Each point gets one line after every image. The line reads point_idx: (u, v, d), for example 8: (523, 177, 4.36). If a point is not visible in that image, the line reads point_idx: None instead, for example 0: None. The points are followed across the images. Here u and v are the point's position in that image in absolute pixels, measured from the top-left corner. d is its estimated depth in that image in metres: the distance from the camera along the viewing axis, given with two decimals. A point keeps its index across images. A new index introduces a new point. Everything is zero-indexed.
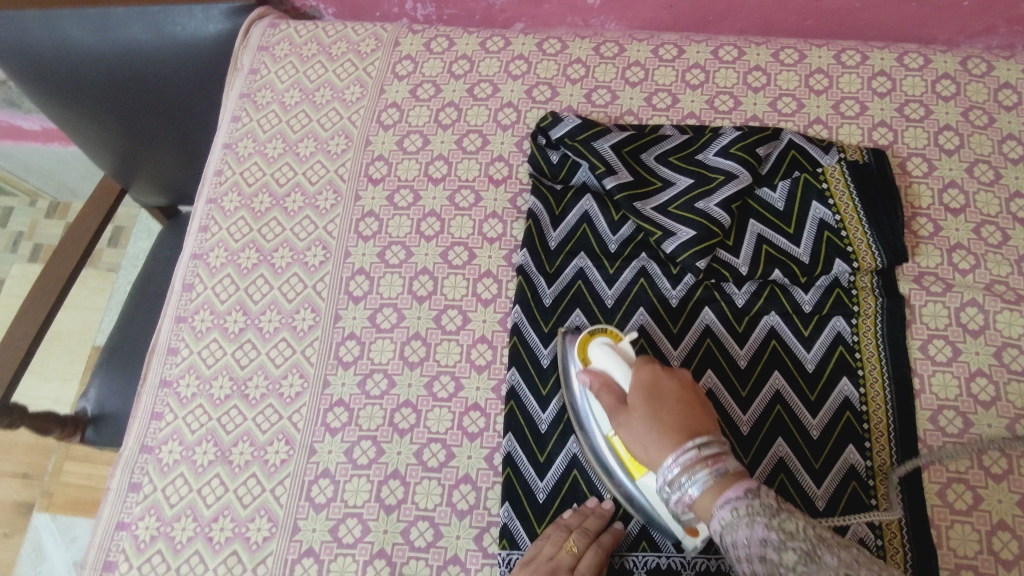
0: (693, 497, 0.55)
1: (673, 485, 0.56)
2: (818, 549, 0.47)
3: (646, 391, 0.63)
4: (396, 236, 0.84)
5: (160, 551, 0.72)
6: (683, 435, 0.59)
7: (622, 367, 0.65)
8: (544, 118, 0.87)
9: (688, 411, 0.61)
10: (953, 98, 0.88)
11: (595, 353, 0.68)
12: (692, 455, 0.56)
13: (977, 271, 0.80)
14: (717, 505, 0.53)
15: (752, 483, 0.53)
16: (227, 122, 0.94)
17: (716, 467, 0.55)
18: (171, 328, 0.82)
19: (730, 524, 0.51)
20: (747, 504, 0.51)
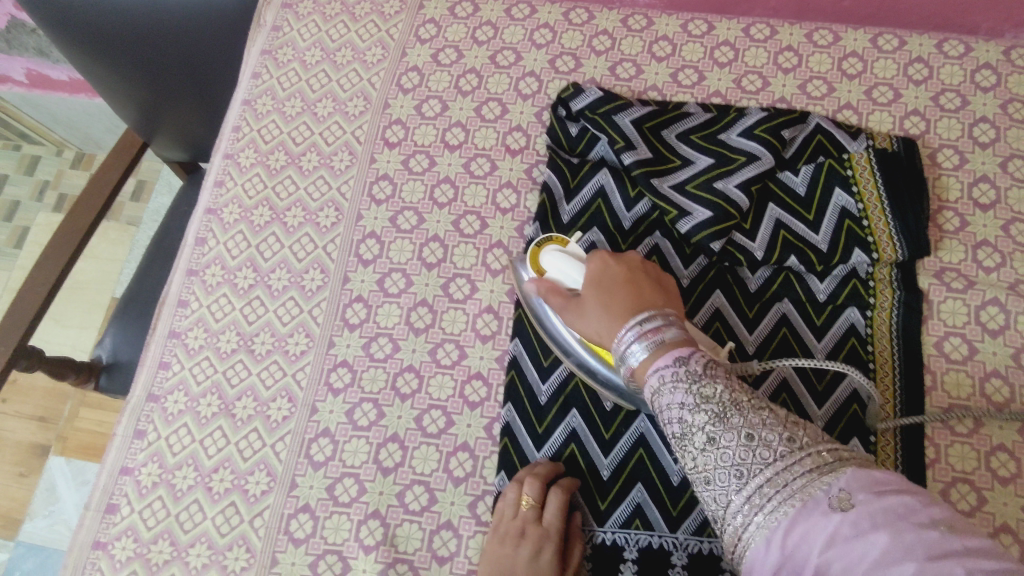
0: (636, 367, 0.57)
1: (622, 357, 0.58)
2: (730, 412, 0.49)
3: (598, 283, 0.64)
4: (409, 202, 0.84)
5: (160, 498, 0.74)
6: (628, 314, 0.59)
7: (576, 269, 0.67)
8: (566, 89, 0.86)
9: (636, 291, 0.61)
10: (993, 89, 0.84)
11: (548, 261, 0.69)
12: (635, 332, 0.57)
13: (1001, 269, 0.77)
14: (652, 368, 0.55)
15: (684, 352, 0.54)
16: (247, 78, 0.93)
17: (655, 340, 0.56)
18: (183, 280, 0.83)
19: (655, 387, 0.54)
20: (674, 371, 0.53)
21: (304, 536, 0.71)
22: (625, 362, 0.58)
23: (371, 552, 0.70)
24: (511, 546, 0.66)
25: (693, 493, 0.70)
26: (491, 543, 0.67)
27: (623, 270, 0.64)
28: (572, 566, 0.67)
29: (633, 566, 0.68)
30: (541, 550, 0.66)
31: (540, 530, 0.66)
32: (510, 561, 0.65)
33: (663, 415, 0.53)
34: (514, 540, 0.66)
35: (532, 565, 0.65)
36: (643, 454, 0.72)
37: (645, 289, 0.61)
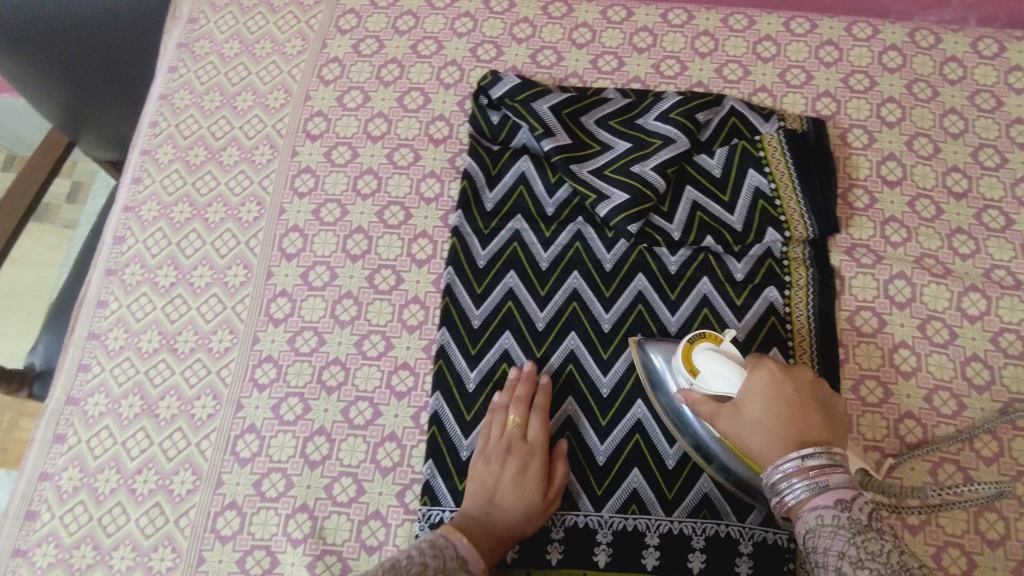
0: (791, 504, 0.54)
1: (777, 491, 0.55)
2: (900, 572, 0.46)
3: (766, 398, 0.59)
4: (332, 194, 0.84)
5: (82, 502, 0.72)
6: (790, 445, 0.56)
7: (731, 376, 0.61)
8: (485, 77, 0.85)
9: (804, 417, 0.57)
10: (899, 70, 0.87)
11: (702, 363, 0.63)
12: (795, 465, 0.54)
13: (908, 244, 0.80)
14: (809, 509, 0.53)
15: (845, 496, 0.52)
16: (164, 72, 0.91)
17: (819, 481, 0.53)
18: (101, 281, 0.81)
19: (814, 528, 0.52)
20: (835, 518, 0.51)
21: (231, 533, 0.71)
22: (783, 496, 0.55)
23: (299, 544, 0.70)
24: (497, 466, 0.69)
25: (618, 471, 0.72)
26: (476, 465, 0.70)
27: (788, 387, 0.59)
28: (557, 483, 0.69)
29: (560, 547, 0.70)
30: (527, 468, 0.69)
31: (525, 447, 0.70)
32: (496, 478, 0.68)
33: (819, 561, 0.51)
34: (500, 459, 0.69)
35: (517, 481, 0.68)
36: (571, 437, 0.73)
37: (812, 415, 0.58)
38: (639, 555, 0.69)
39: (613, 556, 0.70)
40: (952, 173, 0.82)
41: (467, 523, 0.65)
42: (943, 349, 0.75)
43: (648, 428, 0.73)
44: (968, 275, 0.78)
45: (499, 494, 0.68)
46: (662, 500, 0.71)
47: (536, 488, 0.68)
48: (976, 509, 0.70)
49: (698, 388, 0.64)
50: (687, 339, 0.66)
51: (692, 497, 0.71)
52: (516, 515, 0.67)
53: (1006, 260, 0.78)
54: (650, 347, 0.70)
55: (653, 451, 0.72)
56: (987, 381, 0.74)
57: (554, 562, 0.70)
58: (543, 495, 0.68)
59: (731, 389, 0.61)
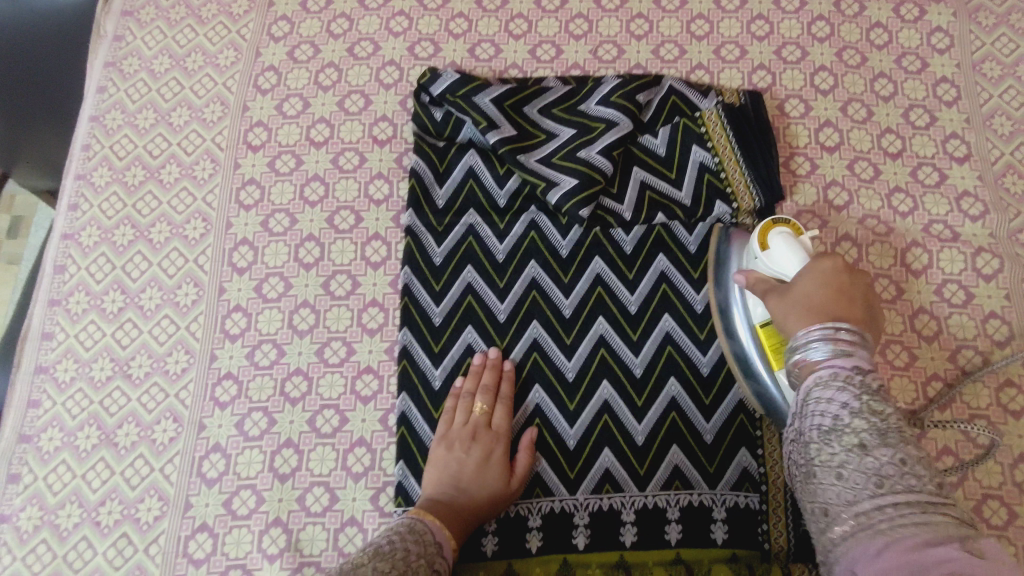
0: (810, 361, 0.52)
1: (796, 350, 0.54)
2: (892, 433, 0.46)
3: (823, 282, 0.58)
4: (280, 203, 0.82)
5: (44, 541, 0.70)
6: (821, 317, 0.55)
7: (794, 264, 0.62)
8: (424, 74, 0.84)
9: (849, 306, 0.56)
10: (827, 39, 0.90)
11: (773, 241, 0.64)
12: (826, 332, 0.52)
13: (850, 207, 0.82)
14: (823, 365, 0.51)
15: (864, 364, 0.51)
16: (92, 93, 0.89)
17: (844, 350, 0.51)
18: (45, 312, 0.79)
19: (823, 382, 0.50)
20: (849, 375, 0.50)
21: (204, 555, 0.69)
22: (797, 353, 0.54)
23: (275, 560, 0.69)
24: (462, 450, 0.70)
25: (590, 453, 0.72)
26: (440, 448, 0.70)
27: (845, 280, 0.58)
28: (520, 470, 0.70)
29: (539, 534, 0.70)
30: (490, 454, 0.70)
31: (490, 434, 0.71)
32: (459, 463, 0.69)
33: (812, 409, 0.50)
34: (464, 444, 0.70)
35: (480, 466, 0.69)
36: (540, 424, 0.74)
37: (856, 305, 0.57)
38: (617, 533, 0.70)
39: (591, 537, 0.70)
40: (887, 135, 0.85)
41: (432, 505, 0.66)
42: (893, 305, 0.78)
43: (615, 407, 0.74)
44: (909, 232, 0.80)
45: (462, 478, 0.68)
46: (635, 476, 0.72)
47: (499, 475, 0.69)
48: (934, 454, 0.72)
49: (762, 264, 0.65)
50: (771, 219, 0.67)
51: (665, 472, 0.72)
52: (480, 500, 0.68)
53: (944, 214, 0.81)
54: (732, 238, 0.74)
55: (623, 430, 0.73)
56: (935, 331, 0.77)
57: (534, 550, 0.70)
58: (504, 483, 0.69)
59: (790, 269, 0.62)
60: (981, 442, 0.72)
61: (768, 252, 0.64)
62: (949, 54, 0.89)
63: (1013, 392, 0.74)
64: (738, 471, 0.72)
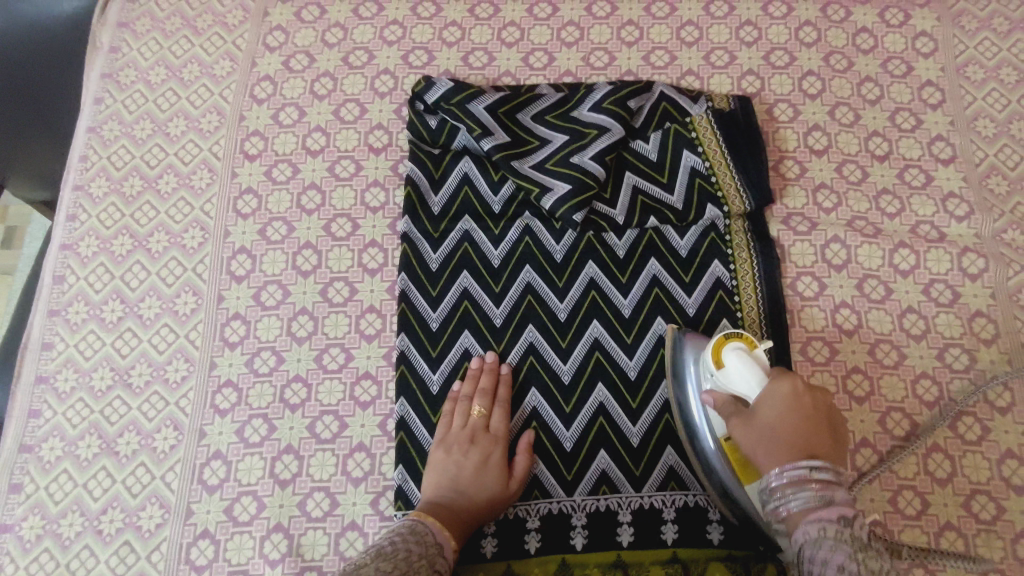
0: (794, 511, 0.55)
1: (773, 493, 0.57)
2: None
3: (787, 409, 0.59)
4: (277, 212, 0.83)
5: (46, 550, 0.70)
6: (796, 453, 0.57)
7: (757, 382, 0.61)
8: (419, 83, 0.86)
9: (817, 434, 0.58)
10: (814, 44, 0.91)
11: (729, 361, 0.62)
12: (803, 474, 0.55)
13: (839, 209, 0.83)
14: (801, 527, 0.54)
15: (848, 512, 0.54)
16: (89, 104, 0.89)
17: (824, 496, 0.55)
18: (44, 322, 0.79)
19: (812, 542, 0.53)
20: (836, 529, 0.53)
21: (206, 561, 0.70)
22: (772, 495, 0.57)
23: (277, 565, 0.70)
24: (460, 454, 0.71)
25: (587, 454, 0.74)
26: (438, 452, 0.71)
27: (805, 401, 0.59)
28: (518, 473, 0.71)
29: (537, 535, 0.71)
30: (488, 457, 0.71)
31: (488, 437, 0.72)
32: (458, 465, 0.70)
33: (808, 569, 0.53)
34: (463, 447, 0.71)
35: (478, 469, 0.70)
36: (537, 427, 0.75)
37: (823, 431, 0.59)
38: (614, 533, 0.71)
39: (590, 537, 0.71)
40: (873, 138, 0.87)
41: (432, 508, 0.67)
42: (881, 305, 0.79)
43: (610, 409, 0.75)
44: (897, 233, 0.82)
45: (461, 480, 0.69)
46: (631, 477, 0.73)
47: (497, 477, 0.70)
48: (924, 451, 0.73)
49: (719, 386, 0.63)
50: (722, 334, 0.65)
51: (660, 472, 0.73)
52: (480, 502, 0.69)
53: (930, 215, 0.83)
54: (686, 341, 0.70)
55: (618, 432, 0.74)
56: (923, 330, 0.78)
57: (533, 551, 0.71)
58: (503, 485, 0.70)
59: (751, 392, 0.61)
60: (969, 438, 0.74)
61: (723, 374, 0.63)
62: (933, 58, 0.91)
63: (1000, 389, 0.75)
64: None
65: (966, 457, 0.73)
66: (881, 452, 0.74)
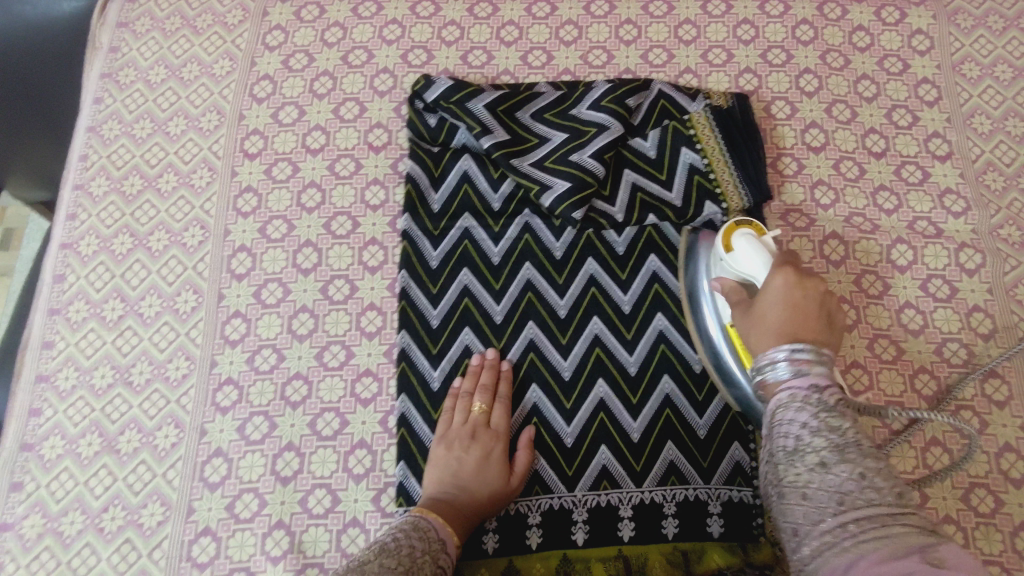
0: (772, 380, 0.59)
1: (761, 371, 0.60)
2: (850, 448, 0.51)
3: (785, 301, 0.62)
4: (277, 210, 0.83)
5: (48, 548, 0.70)
6: (783, 337, 0.60)
7: (762, 264, 0.65)
8: (418, 81, 0.86)
9: (807, 322, 0.61)
10: (811, 42, 0.92)
11: (739, 245, 0.67)
12: (786, 355, 0.58)
13: (837, 205, 0.84)
14: (782, 388, 0.58)
15: (821, 381, 0.57)
16: (89, 104, 0.89)
17: (803, 370, 0.57)
18: (44, 321, 0.79)
19: (785, 402, 0.56)
20: (804, 394, 0.56)
21: (207, 559, 0.70)
22: (763, 373, 0.60)
23: (278, 561, 0.70)
24: (462, 449, 0.71)
25: (588, 449, 0.74)
26: (440, 448, 0.71)
27: (798, 293, 0.62)
28: (519, 469, 0.72)
29: (539, 531, 0.71)
30: (490, 453, 0.71)
31: (489, 433, 0.72)
32: (459, 461, 0.70)
33: (778, 427, 0.55)
34: (464, 443, 0.71)
35: (480, 464, 0.70)
36: (538, 423, 0.75)
37: (816, 324, 0.61)
38: (615, 528, 0.71)
39: (590, 532, 0.71)
40: (870, 135, 0.87)
41: (435, 504, 0.67)
42: (879, 300, 0.80)
43: (611, 405, 0.75)
44: (894, 229, 0.82)
45: (462, 476, 0.69)
46: (632, 472, 0.73)
47: (499, 473, 0.70)
48: (922, 445, 0.74)
49: (730, 270, 0.68)
50: (735, 221, 0.70)
51: (661, 468, 0.73)
52: (481, 497, 0.69)
53: (927, 211, 0.83)
54: (700, 239, 0.76)
55: (619, 427, 0.74)
56: (921, 325, 0.78)
57: (534, 546, 0.71)
58: (504, 480, 0.70)
59: (757, 272, 0.66)
60: (967, 432, 0.74)
61: (733, 254, 0.68)
62: (929, 56, 0.91)
63: (997, 383, 0.76)
64: (730, 465, 0.73)
65: (965, 451, 0.74)
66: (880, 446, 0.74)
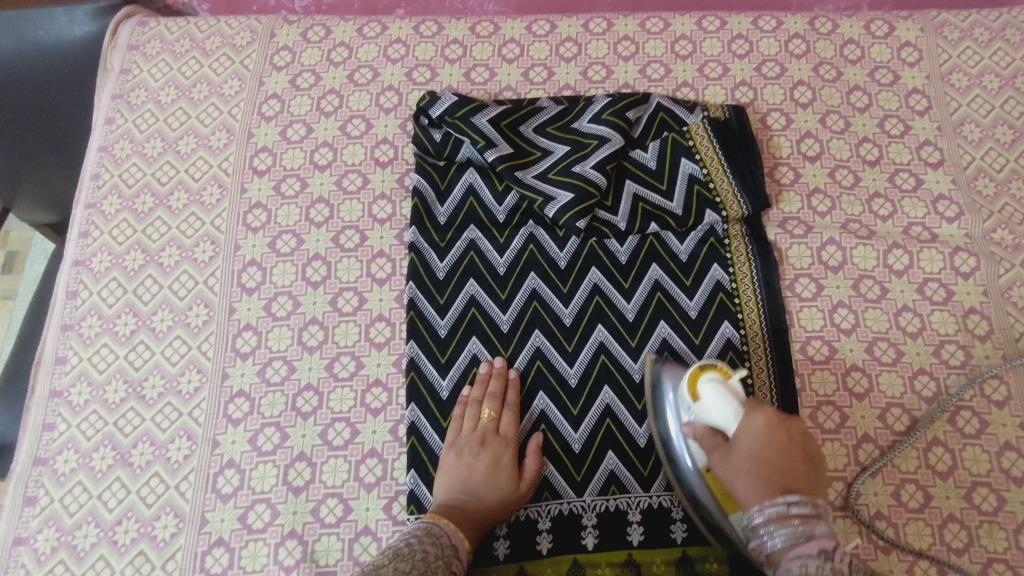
0: (771, 548, 0.57)
1: (757, 534, 0.59)
2: None
3: (762, 451, 0.63)
4: (286, 225, 0.85)
5: (61, 561, 0.71)
6: (774, 490, 0.60)
7: (731, 411, 0.65)
8: (423, 98, 0.89)
9: (792, 470, 0.62)
10: (804, 55, 0.95)
11: (705, 393, 0.67)
12: (781, 517, 0.57)
13: (833, 213, 0.86)
14: (788, 556, 0.56)
15: (826, 542, 0.55)
16: (101, 124, 0.91)
17: (803, 530, 0.56)
18: (58, 337, 0.80)
19: (795, 574, 0.53)
20: (816, 559, 0.54)
21: (221, 569, 0.70)
22: (760, 539, 0.58)
23: (291, 571, 0.70)
24: (472, 456, 0.72)
25: (596, 454, 0.75)
26: (449, 455, 0.72)
27: (781, 436, 0.64)
28: (528, 475, 0.72)
29: (549, 536, 0.72)
30: (499, 460, 0.72)
31: (498, 440, 0.73)
32: (468, 468, 0.71)
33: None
34: (473, 450, 0.72)
35: (489, 471, 0.71)
36: (546, 430, 0.76)
37: (795, 464, 0.62)
38: (625, 532, 0.72)
39: (600, 537, 0.72)
40: (864, 144, 0.89)
41: (446, 510, 0.68)
42: (878, 304, 0.81)
43: (617, 411, 0.76)
44: (890, 235, 0.84)
45: (472, 482, 0.70)
46: (640, 477, 0.74)
47: (508, 479, 0.71)
48: (924, 445, 0.75)
49: (698, 417, 0.67)
50: (698, 366, 0.69)
51: (667, 471, 0.74)
52: (490, 503, 0.69)
53: (921, 216, 0.85)
54: (663, 367, 0.73)
55: (625, 433, 0.75)
56: (919, 328, 0.80)
57: (545, 552, 0.72)
58: (513, 486, 0.71)
59: (728, 424, 0.65)
60: (968, 432, 0.75)
61: (700, 404, 0.67)
62: (918, 67, 0.94)
63: (996, 383, 0.77)
64: None
65: (967, 450, 0.75)
66: (883, 447, 0.75)
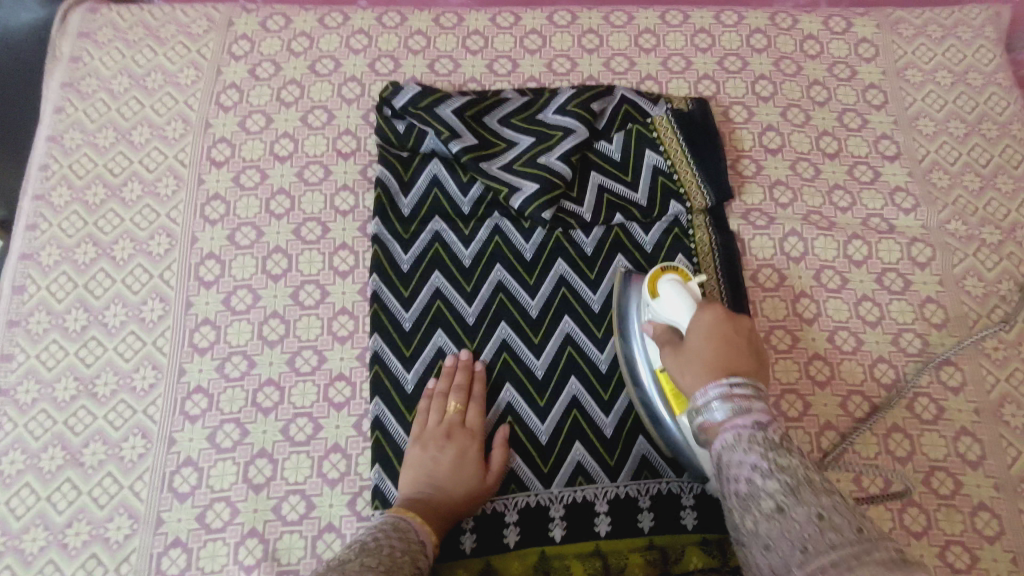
0: (714, 422, 0.55)
1: (699, 412, 0.57)
2: (804, 488, 0.48)
3: (712, 338, 0.61)
4: (245, 217, 0.83)
5: (7, 567, 0.68)
6: (717, 372, 0.58)
7: (687, 309, 0.66)
8: (386, 88, 0.87)
9: (738, 355, 0.60)
10: (765, 50, 0.96)
11: (663, 289, 0.68)
12: (722, 391, 0.56)
13: (795, 204, 0.87)
14: (723, 430, 0.54)
15: (765, 419, 0.54)
16: (49, 114, 0.88)
17: (741, 406, 0.55)
18: (3, 334, 0.77)
19: (729, 444, 0.53)
20: (751, 433, 0.52)
21: (177, 571, 0.68)
22: (700, 414, 0.57)
23: (252, 570, 0.68)
24: (437, 449, 0.71)
25: (563, 446, 0.75)
26: (414, 449, 0.71)
27: (729, 328, 0.63)
28: (495, 467, 0.72)
29: (516, 529, 0.71)
30: (465, 453, 0.71)
31: (465, 432, 0.72)
32: (433, 462, 0.70)
33: (728, 471, 0.52)
34: (439, 443, 0.71)
35: (456, 464, 0.70)
36: (512, 422, 0.76)
37: (743, 357, 0.60)
38: (592, 523, 0.72)
39: (568, 528, 0.71)
40: (824, 137, 0.91)
41: (412, 504, 0.67)
42: (838, 294, 0.83)
43: (584, 403, 0.76)
44: (850, 226, 0.86)
45: (437, 476, 0.69)
46: (606, 468, 0.74)
47: (474, 472, 0.71)
48: (884, 431, 0.76)
49: (657, 315, 0.68)
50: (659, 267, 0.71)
51: (633, 461, 0.74)
52: (457, 497, 0.69)
53: (880, 208, 0.87)
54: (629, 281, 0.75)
55: (592, 424, 0.75)
56: (878, 317, 0.82)
57: (512, 544, 0.71)
58: (480, 478, 0.71)
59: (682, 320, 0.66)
60: (925, 418, 0.77)
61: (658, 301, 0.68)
62: (875, 63, 0.96)
63: (952, 370, 0.79)
64: None
65: (925, 435, 0.76)
66: (844, 433, 0.77)
